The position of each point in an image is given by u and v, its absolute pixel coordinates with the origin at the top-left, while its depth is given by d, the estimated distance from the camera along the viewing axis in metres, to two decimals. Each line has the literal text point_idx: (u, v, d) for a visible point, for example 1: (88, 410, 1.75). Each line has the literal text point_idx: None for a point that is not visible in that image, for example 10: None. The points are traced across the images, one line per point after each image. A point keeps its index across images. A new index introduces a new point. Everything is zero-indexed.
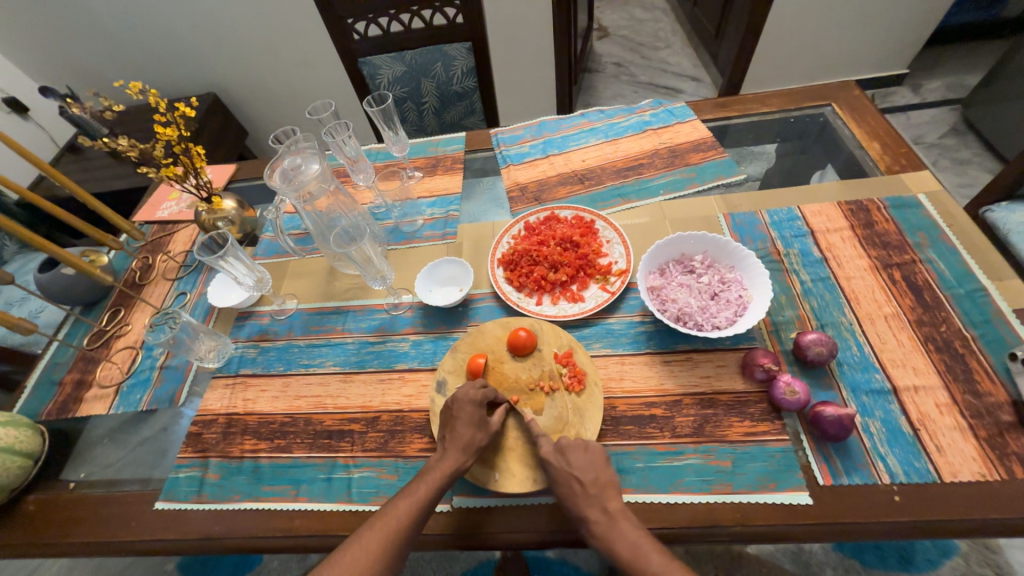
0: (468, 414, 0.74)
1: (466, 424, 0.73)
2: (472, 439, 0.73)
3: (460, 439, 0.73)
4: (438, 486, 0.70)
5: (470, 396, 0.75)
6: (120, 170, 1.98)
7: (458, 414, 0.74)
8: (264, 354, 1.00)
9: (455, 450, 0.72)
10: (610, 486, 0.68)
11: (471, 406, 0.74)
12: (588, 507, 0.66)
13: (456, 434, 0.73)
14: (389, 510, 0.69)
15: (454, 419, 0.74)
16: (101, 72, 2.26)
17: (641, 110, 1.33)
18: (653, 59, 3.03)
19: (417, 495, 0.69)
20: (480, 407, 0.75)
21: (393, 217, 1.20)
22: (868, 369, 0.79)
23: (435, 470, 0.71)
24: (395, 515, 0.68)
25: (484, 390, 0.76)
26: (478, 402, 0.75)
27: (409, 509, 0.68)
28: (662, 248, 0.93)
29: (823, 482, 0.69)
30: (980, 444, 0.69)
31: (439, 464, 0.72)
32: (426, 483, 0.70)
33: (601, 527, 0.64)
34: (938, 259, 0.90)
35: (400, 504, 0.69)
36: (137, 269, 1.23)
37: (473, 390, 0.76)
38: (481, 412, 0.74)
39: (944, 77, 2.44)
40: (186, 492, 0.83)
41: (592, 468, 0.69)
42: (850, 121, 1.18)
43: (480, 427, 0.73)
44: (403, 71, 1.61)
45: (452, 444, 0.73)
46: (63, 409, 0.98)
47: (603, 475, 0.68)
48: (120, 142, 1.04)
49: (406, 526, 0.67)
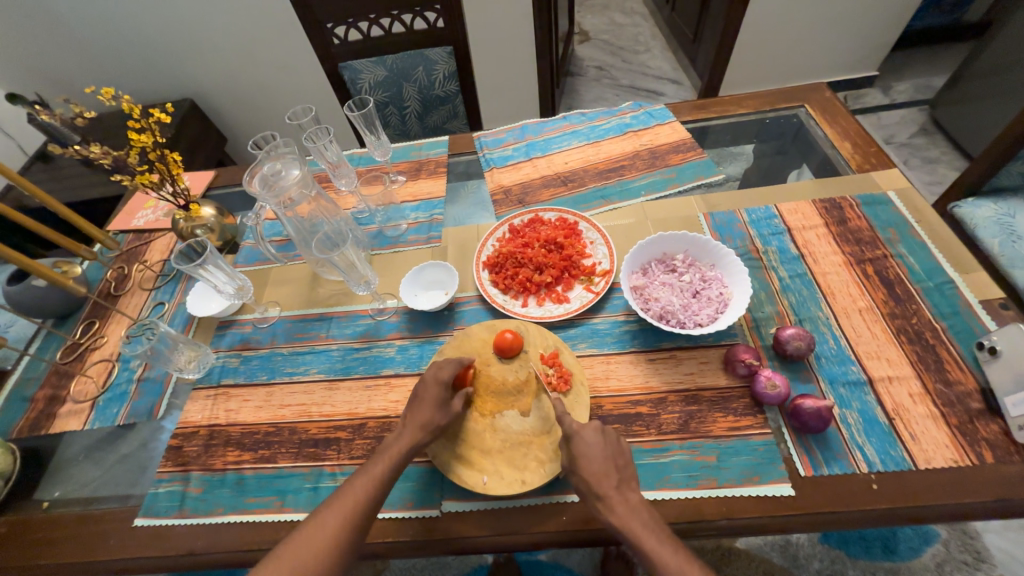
0: (431, 395, 0.76)
1: (428, 405, 0.76)
2: (432, 418, 0.75)
3: (420, 417, 0.75)
4: (396, 462, 0.72)
5: (435, 376, 0.78)
6: (93, 178, 1.93)
7: (421, 394, 0.77)
8: (247, 363, 0.98)
9: (414, 428, 0.74)
10: (628, 471, 0.68)
11: (436, 387, 0.77)
12: (611, 489, 0.65)
13: (415, 413, 0.76)
14: (346, 490, 0.69)
15: (418, 400, 0.77)
16: (71, 78, 2.21)
17: (621, 112, 1.35)
18: (634, 62, 3.08)
19: (375, 472, 0.71)
20: (445, 387, 0.77)
21: (376, 222, 1.20)
22: (844, 362, 0.81)
23: (393, 448, 0.73)
24: (352, 494, 0.69)
25: (450, 370, 0.78)
26: (443, 382, 0.77)
27: (366, 486, 0.70)
28: (644, 248, 0.94)
29: (804, 473, 0.70)
30: (952, 432, 0.71)
31: (397, 442, 0.74)
32: (383, 462, 0.72)
33: (615, 503, 0.64)
34: (908, 253, 0.93)
35: (358, 483, 0.70)
36: (112, 279, 1.20)
37: (440, 370, 0.78)
38: (445, 393, 0.77)
39: (912, 79, 2.53)
40: (166, 507, 0.81)
41: (611, 450, 0.69)
42: (822, 121, 1.22)
43: (441, 406, 0.76)
44: (384, 76, 1.60)
45: (410, 423, 0.75)
46: (36, 426, 0.95)
47: (621, 459, 0.68)
48: (92, 149, 1.01)
49: (364, 504, 0.68)
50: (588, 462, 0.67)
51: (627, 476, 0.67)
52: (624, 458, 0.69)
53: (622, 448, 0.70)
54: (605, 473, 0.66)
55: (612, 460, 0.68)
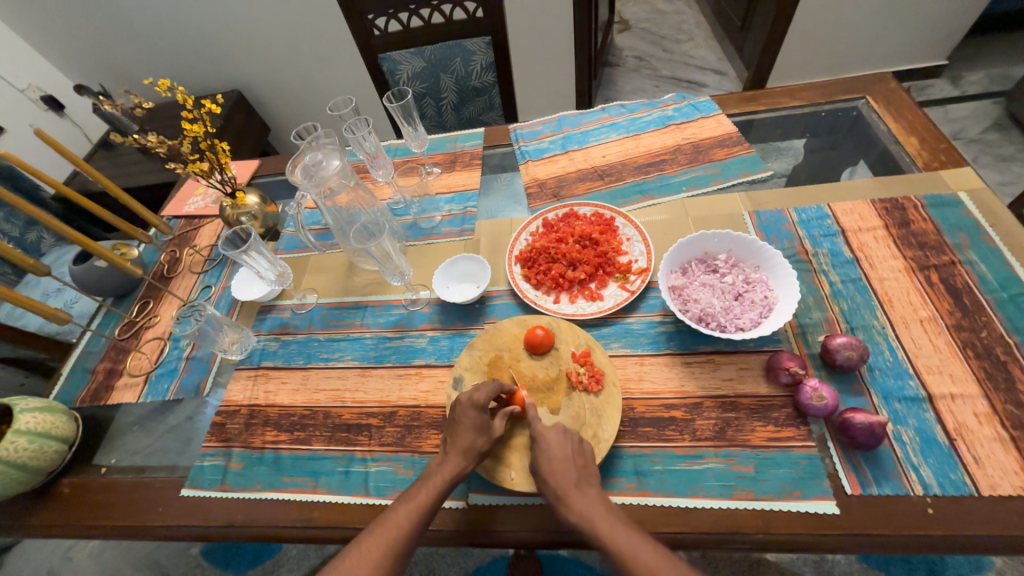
0: (470, 420, 0.73)
1: (468, 431, 0.73)
2: (472, 444, 0.72)
3: (461, 444, 0.72)
4: (438, 492, 0.70)
5: (472, 399, 0.75)
6: (149, 165, 2.04)
7: (460, 419, 0.74)
8: (285, 347, 1.01)
9: (456, 455, 0.72)
10: (588, 470, 0.69)
11: (473, 411, 0.74)
12: (572, 488, 0.66)
13: (457, 439, 0.73)
14: (389, 517, 0.69)
15: (457, 425, 0.74)
16: (131, 70, 2.33)
17: (663, 104, 1.30)
18: (676, 52, 2.96)
19: (418, 501, 0.69)
20: (482, 411, 0.74)
21: (411, 213, 1.21)
22: (901, 376, 0.75)
23: (435, 475, 0.71)
24: (395, 522, 0.68)
25: (487, 393, 0.75)
26: (480, 406, 0.74)
27: (410, 515, 0.68)
28: (684, 247, 0.90)
29: (852, 492, 0.66)
30: (1022, 457, 0.65)
31: (440, 469, 0.72)
32: (426, 489, 0.70)
33: (574, 504, 0.65)
34: (979, 261, 0.85)
35: (401, 510, 0.69)
36: (165, 262, 1.27)
37: (475, 393, 0.75)
38: (483, 418, 0.74)
39: (986, 69, 2.31)
40: (209, 480, 0.85)
41: (571, 451, 0.70)
42: (885, 115, 1.13)
43: (481, 432, 0.73)
44: (423, 67, 1.61)
45: (452, 449, 0.73)
46: (96, 396, 1.02)
47: (581, 459, 0.69)
48: (149, 138, 1.06)
49: (408, 533, 0.67)
50: (550, 461, 0.68)
51: (588, 474, 0.68)
52: (585, 459, 0.70)
53: (584, 449, 0.71)
54: (564, 472, 0.67)
55: (570, 460, 0.69)
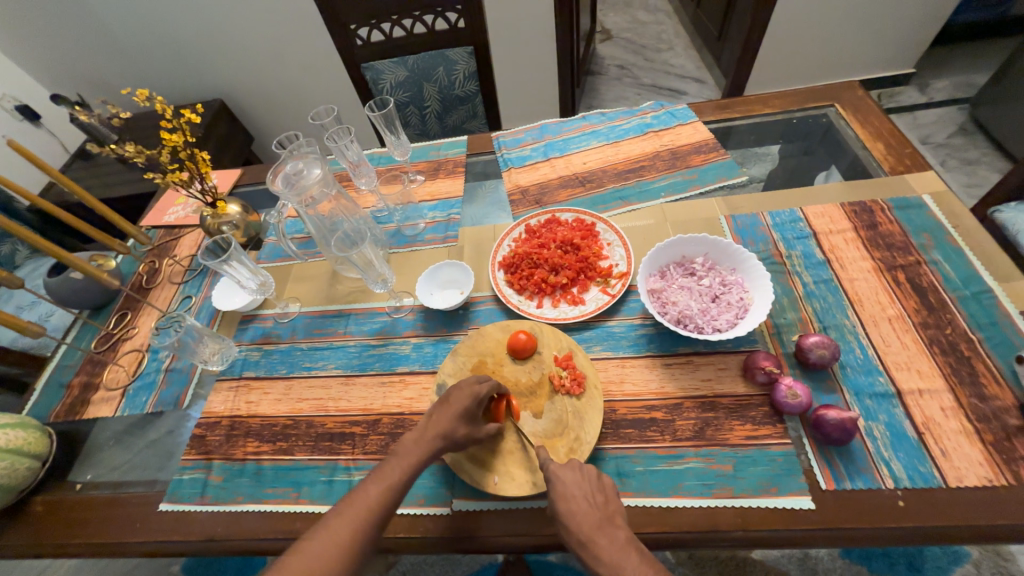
0: (461, 408, 0.73)
1: (453, 413, 0.73)
2: (455, 430, 0.73)
3: (441, 425, 0.73)
4: (411, 470, 0.70)
5: (472, 390, 0.74)
6: (128, 175, 2.01)
7: (453, 401, 0.74)
8: (267, 357, 1.01)
9: (433, 437, 0.72)
10: (610, 508, 0.66)
11: (471, 401, 0.74)
12: (595, 531, 0.63)
13: (438, 421, 0.73)
14: (359, 495, 0.68)
15: (448, 406, 0.74)
16: (109, 79, 2.30)
17: (642, 112, 1.33)
18: (657, 61, 3.03)
19: (391, 478, 0.69)
20: (478, 403, 0.74)
21: (394, 221, 1.21)
22: (871, 372, 0.78)
23: (410, 455, 0.71)
24: (365, 499, 0.67)
25: (487, 387, 0.75)
26: (478, 397, 0.74)
27: (381, 492, 0.68)
28: (662, 251, 0.92)
29: (825, 487, 0.68)
30: (986, 449, 0.68)
31: (414, 449, 0.72)
32: (400, 467, 0.70)
33: (602, 551, 0.62)
34: (943, 261, 0.89)
35: (372, 488, 0.68)
36: (144, 273, 1.25)
37: (477, 385, 0.75)
38: (475, 409, 0.74)
39: (951, 77, 2.41)
40: (189, 493, 0.84)
41: (591, 488, 0.67)
42: (854, 122, 1.17)
43: (465, 419, 0.73)
44: (405, 76, 1.62)
45: (429, 430, 0.73)
46: (71, 411, 1.00)
47: (601, 496, 0.66)
48: (126, 148, 1.05)
49: (378, 510, 0.67)
50: (569, 503, 0.65)
51: (610, 512, 0.65)
52: (605, 495, 0.67)
53: (603, 485, 0.68)
54: (585, 514, 0.64)
55: (590, 499, 0.65)
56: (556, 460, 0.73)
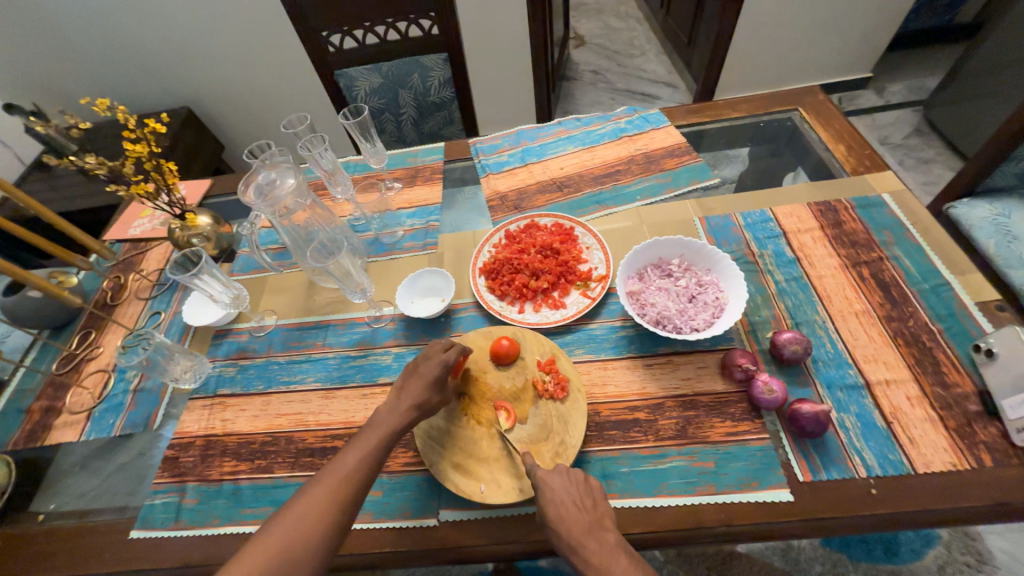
0: (431, 375, 0.76)
1: (423, 381, 0.76)
2: (427, 398, 0.75)
3: (415, 393, 0.75)
4: (388, 437, 0.71)
5: (441, 357, 0.78)
6: (89, 187, 1.93)
7: (420, 369, 0.77)
8: (243, 372, 0.98)
9: (408, 405, 0.74)
10: (600, 511, 0.66)
11: (440, 368, 0.76)
12: (586, 535, 0.63)
13: (411, 390, 0.75)
14: (338, 463, 0.68)
15: (416, 373, 0.77)
16: (68, 88, 2.21)
17: (616, 117, 1.36)
18: (629, 66, 3.09)
19: (368, 445, 0.70)
20: (447, 370, 0.77)
21: (372, 229, 1.20)
22: (841, 365, 0.81)
23: (385, 423, 0.72)
24: (344, 467, 0.68)
25: (454, 354, 0.79)
26: (447, 364, 0.77)
27: (359, 459, 0.69)
28: (639, 253, 0.94)
29: (802, 478, 0.70)
30: (950, 435, 0.71)
31: (389, 417, 0.73)
32: (376, 434, 0.71)
33: (591, 555, 0.61)
34: (903, 256, 0.93)
35: (350, 456, 0.69)
36: (109, 289, 1.19)
37: (443, 353, 0.79)
38: (445, 375, 0.77)
39: (905, 80, 2.54)
40: (162, 519, 0.80)
41: (579, 493, 0.67)
42: (817, 124, 1.22)
43: (437, 387, 0.76)
44: (380, 83, 1.60)
45: (404, 399, 0.75)
46: (31, 437, 0.95)
47: (589, 499, 0.67)
48: (87, 160, 1.01)
49: (357, 476, 0.67)
50: (559, 510, 0.65)
51: (600, 516, 0.65)
52: (593, 498, 0.67)
53: (591, 488, 0.68)
54: (574, 519, 0.64)
55: (579, 504, 0.66)
56: (545, 466, 0.73)
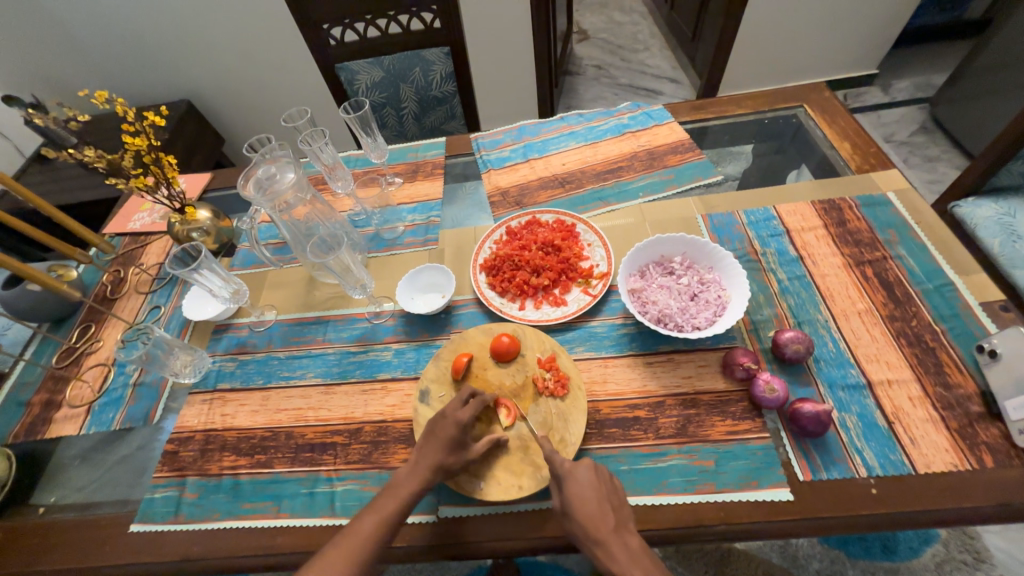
0: (447, 436, 0.72)
1: (442, 444, 0.72)
2: (447, 459, 0.72)
3: (433, 456, 0.72)
4: (406, 502, 0.70)
5: (455, 416, 0.73)
6: (89, 180, 1.92)
7: (437, 432, 0.73)
8: (243, 367, 0.97)
9: (425, 468, 0.71)
10: (623, 512, 0.67)
11: (455, 428, 0.72)
12: (611, 534, 0.63)
13: (430, 452, 0.72)
14: (354, 528, 0.68)
15: (434, 436, 0.73)
16: (67, 80, 2.20)
17: (619, 113, 1.34)
18: (633, 61, 3.06)
19: (385, 511, 0.69)
20: (463, 430, 0.73)
21: (373, 224, 1.19)
22: (843, 365, 0.81)
23: (404, 486, 0.71)
24: (360, 532, 0.67)
25: (469, 411, 0.74)
26: (462, 424, 0.72)
27: (375, 525, 0.68)
28: (641, 251, 0.93)
29: (802, 478, 0.70)
30: (951, 435, 0.71)
31: (408, 480, 0.71)
32: (393, 500, 0.70)
33: (614, 552, 0.62)
34: (908, 255, 0.92)
35: (367, 520, 0.68)
36: (108, 283, 1.19)
37: (459, 410, 0.74)
38: (462, 436, 0.73)
39: (911, 77, 2.52)
40: (161, 513, 0.80)
41: (606, 491, 0.67)
42: (822, 122, 1.21)
43: (456, 448, 0.72)
44: (381, 77, 1.59)
45: (422, 462, 0.72)
46: (31, 431, 0.95)
47: (614, 500, 0.67)
48: (86, 153, 1.01)
49: (373, 542, 0.66)
50: (585, 505, 0.65)
51: (624, 517, 0.66)
52: (618, 498, 0.67)
53: (615, 487, 0.68)
54: (601, 517, 0.64)
55: (607, 502, 0.66)
56: (566, 454, 0.73)
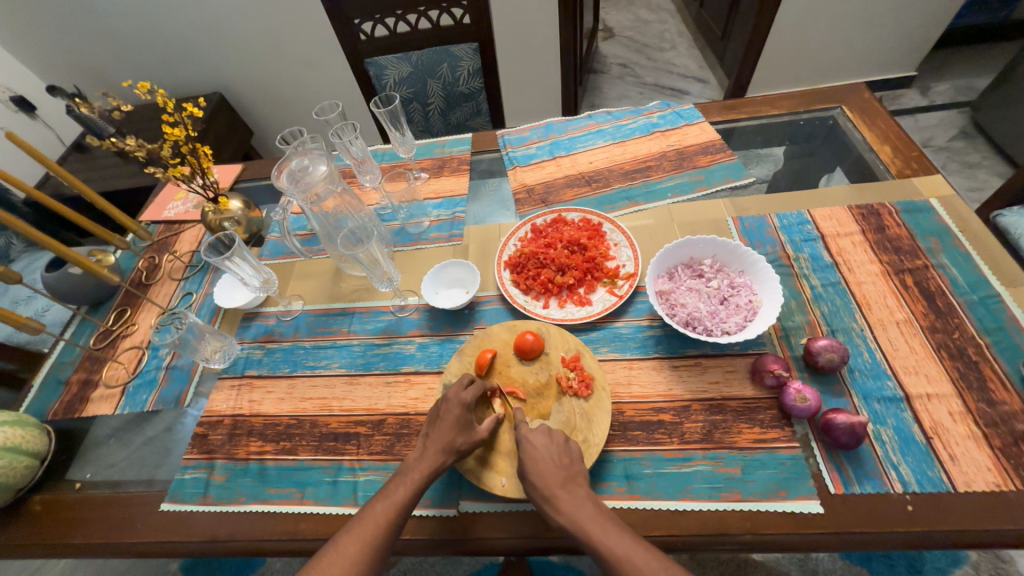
0: (454, 417, 0.74)
1: (450, 426, 0.74)
2: (452, 441, 0.73)
3: (441, 439, 0.73)
4: (417, 486, 0.70)
5: (459, 397, 0.75)
6: (126, 168, 1.99)
7: (444, 415, 0.75)
8: (270, 355, 1.00)
9: (434, 451, 0.72)
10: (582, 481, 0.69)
11: (459, 409, 0.75)
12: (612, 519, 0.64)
13: (437, 435, 0.74)
14: (367, 514, 0.68)
15: (441, 420, 0.75)
16: (107, 72, 2.27)
17: (648, 111, 1.33)
18: (659, 60, 3.02)
19: (396, 497, 0.69)
20: (468, 411, 0.75)
21: (399, 218, 1.20)
22: (879, 377, 0.78)
23: (414, 471, 0.72)
24: (373, 518, 0.68)
25: (473, 391, 0.77)
26: (466, 404, 0.75)
27: (387, 511, 0.68)
28: (671, 252, 0.92)
29: (834, 491, 0.68)
30: (994, 454, 0.68)
31: (418, 465, 0.72)
32: (404, 485, 0.70)
33: (584, 527, 0.63)
34: (951, 265, 0.89)
35: (378, 507, 0.69)
36: (143, 269, 1.23)
37: (463, 391, 0.77)
38: (467, 417, 0.75)
39: (953, 80, 2.42)
40: (191, 494, 0.83)
41: (567, 460, 0.70)
42: (860, 124, 1.17)
43: (463, 432, 0.73)
44: (409, 72, 1.60)
45: (431, 445, 0.73)
46: (69, 408, 0.99)
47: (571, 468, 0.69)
48: (127, 142, 1.03)
49: (386, 527, 0.67)
50: (549, 480, 0.67)
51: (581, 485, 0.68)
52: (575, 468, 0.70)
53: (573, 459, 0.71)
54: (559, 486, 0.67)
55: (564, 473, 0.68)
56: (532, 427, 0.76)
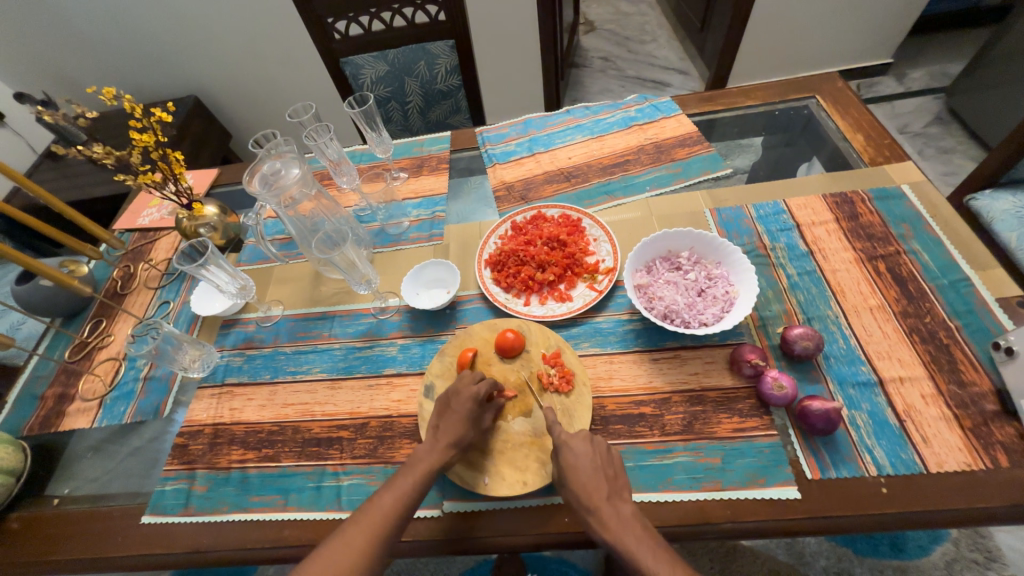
0: (466, 411, 0.73)
1: (460, 419, 0.73)
2: (462, 435, 0.73)
3: (451, 433, 0.73)
4: (424, 479, 0.70)
5: (472, 391, 0.74)
6: (100, 176, 1.95)
7: (456, 406, 0.74)
8: (250, 361, 0.98)
9: (444, 445, 0.72)
10: (620, 483, 0.67)
11: (471, 403, 0.74)
12: (603, 501, 0.64)
13: (446, 427, 0.73)
14: (374, 505, 0.67)
15: (451, 411, 0.74)
16: (77, 77, 2.22)
17: (626, 105, 1.33)
18: (640, 52, 3.02)
19: (404, 488, 0.69)
20: (479, 405, 0.74)
21: (378, 219, 1.19)
22: (854, 362, 0.79)
23: (422, 464, 0.71)
24: (382, 510, 0.67)
25: (485, 386, 0.76)
26: (478, 399, 0.74)
27: (395, 504, 0.68)
28: (648, 246, 0.92)
29: (811, 477, 0.69)
30: (965, 435, 0.69)
31: (425, 458, 0.72)
32: (411, 478, 0.70)
33: (590, 513, 0.63)
34: (922, 250, 0.90)
35: (386, 499, 0.68)
36: (119, 278, 1.21)
37: (473, 386, 0.75)
38: (477, 411, 0.74)
39: (927, 66, 2.45)
40: (171, 505, 0.82)
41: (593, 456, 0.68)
42: (833, 113, 1.18)
43: (471, 423, 0.73)
44: (386, 71, 1.58)
45: (440, 439, 0.73)
46: (45, 424, 0.97)
47: (610, 470, 0.68)
48: (95, 149, 1.01)
49: (394, 519, 0.67)
50: (576, 472, 0.66)
51: (618, 487, 0.66)
52: (614, 469, 0.68)
53: (613, 459, 0.69)
54: (597, 486, 0.65)
55: (598, 468, 0.67)
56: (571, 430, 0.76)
